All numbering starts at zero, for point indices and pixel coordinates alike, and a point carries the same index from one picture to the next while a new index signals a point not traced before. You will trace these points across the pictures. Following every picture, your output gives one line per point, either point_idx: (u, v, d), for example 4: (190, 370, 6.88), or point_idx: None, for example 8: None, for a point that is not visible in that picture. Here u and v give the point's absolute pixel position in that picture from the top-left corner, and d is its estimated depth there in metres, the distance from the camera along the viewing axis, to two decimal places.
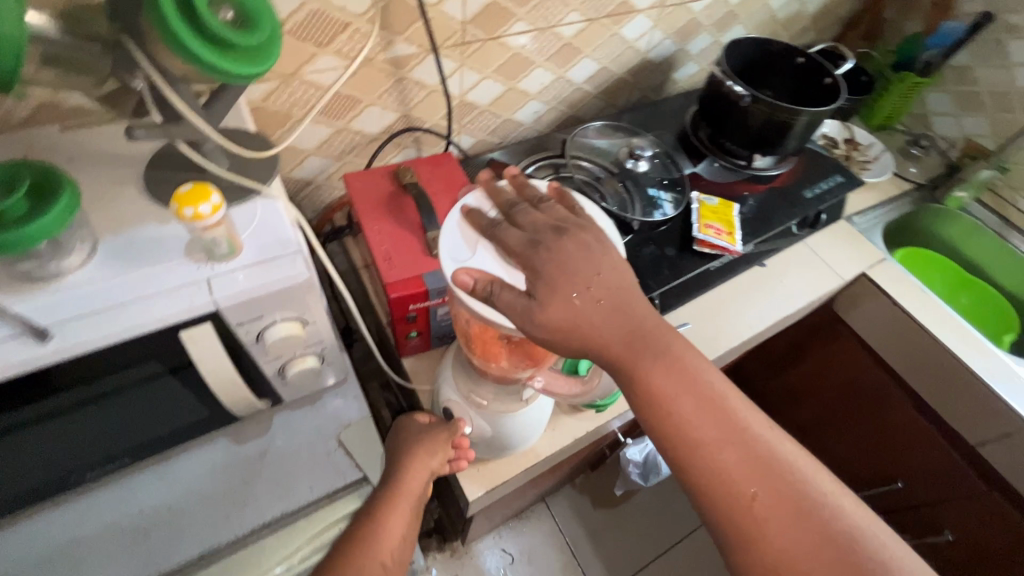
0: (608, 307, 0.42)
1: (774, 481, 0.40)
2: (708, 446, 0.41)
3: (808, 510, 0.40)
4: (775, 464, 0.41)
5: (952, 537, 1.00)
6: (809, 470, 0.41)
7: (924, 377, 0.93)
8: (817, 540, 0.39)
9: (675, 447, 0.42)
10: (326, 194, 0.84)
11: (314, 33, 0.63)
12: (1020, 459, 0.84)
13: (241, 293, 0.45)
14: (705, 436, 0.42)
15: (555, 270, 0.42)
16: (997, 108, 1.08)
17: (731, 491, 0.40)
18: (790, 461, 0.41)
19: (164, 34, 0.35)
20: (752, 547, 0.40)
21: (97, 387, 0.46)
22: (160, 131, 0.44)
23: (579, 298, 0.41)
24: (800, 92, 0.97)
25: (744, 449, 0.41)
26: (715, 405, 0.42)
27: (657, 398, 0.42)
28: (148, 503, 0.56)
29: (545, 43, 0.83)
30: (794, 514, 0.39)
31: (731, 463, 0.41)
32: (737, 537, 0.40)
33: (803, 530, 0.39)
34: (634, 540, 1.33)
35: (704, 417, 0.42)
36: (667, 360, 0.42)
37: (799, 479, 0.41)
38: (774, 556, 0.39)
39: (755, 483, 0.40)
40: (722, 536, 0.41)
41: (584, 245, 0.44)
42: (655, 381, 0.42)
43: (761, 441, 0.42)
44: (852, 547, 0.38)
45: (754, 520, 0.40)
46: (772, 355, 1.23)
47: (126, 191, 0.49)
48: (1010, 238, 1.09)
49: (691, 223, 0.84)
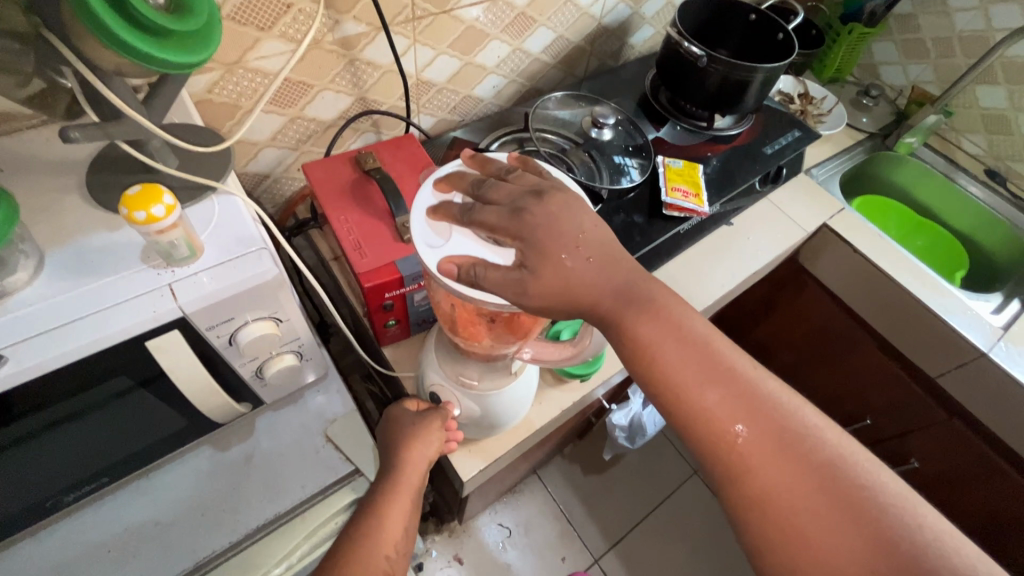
0: (599, 263, 0.43)
1: (758, 418, 0.42)
2: (697, 388, 0.43)
3: (792, 443, 0.41)
4: (759, 401, 0.43)
5: (917, 464, 1.08)
6: (792, 407, 0.43)
7: (886, 319, 0.97)
8: (801, 469, 0.40)
9: (662, 392, 0.44)
10: (286, 187, 0.81)
11: (255, 16, 0.59)
12: (975, 386, 0.89)
13: (207, 296, 0.43)
14: (690, 379, 0.43)
15: (545, 235, 0.41)
16: (940, 55, 1.13)
17: (717, 429, 0.42)
18: (777, 398, 0.43)
19: (92, 26, 0.32)
20: (739, 480, 0.41)
21: (62, 408, 0.44)
22: (98, 131, 0.40)
23: (570, 260, 0.42)
24: (754, 49, 0.97)
25: (733, 388, 0.43)
26: (699, 351, 0.44)
27: (642, 348, 0.43)
28: (133, 520, 0.55)
29: (498, 14, 0.81)
30: (778, 446, 0.41)
31: (716, 403, 0.42)
32: (725, 472, 0.42)
33: (787, 462, 0.41)
34: (625, 501, 1.38)
35: (689, 363, 0.43)
36: (653, 310, 0.44)
37: (782, 415, 0.42)
38: (760, 487, 0.41)
39: (740, 421, 0.42)
40: (710, 472, 0.43)
41: (568, 207, 0.43)
42: (641, 332, 0.43)
43: (749, 379, 0.43)
44: (835, 474, 0.40)
45: (739, 455, 0.41)
46: (743, 311, 1.28)
47: (68, 200, 0.46)
48: (957, 178, 1.15)
49: (659, 187, 0.85)
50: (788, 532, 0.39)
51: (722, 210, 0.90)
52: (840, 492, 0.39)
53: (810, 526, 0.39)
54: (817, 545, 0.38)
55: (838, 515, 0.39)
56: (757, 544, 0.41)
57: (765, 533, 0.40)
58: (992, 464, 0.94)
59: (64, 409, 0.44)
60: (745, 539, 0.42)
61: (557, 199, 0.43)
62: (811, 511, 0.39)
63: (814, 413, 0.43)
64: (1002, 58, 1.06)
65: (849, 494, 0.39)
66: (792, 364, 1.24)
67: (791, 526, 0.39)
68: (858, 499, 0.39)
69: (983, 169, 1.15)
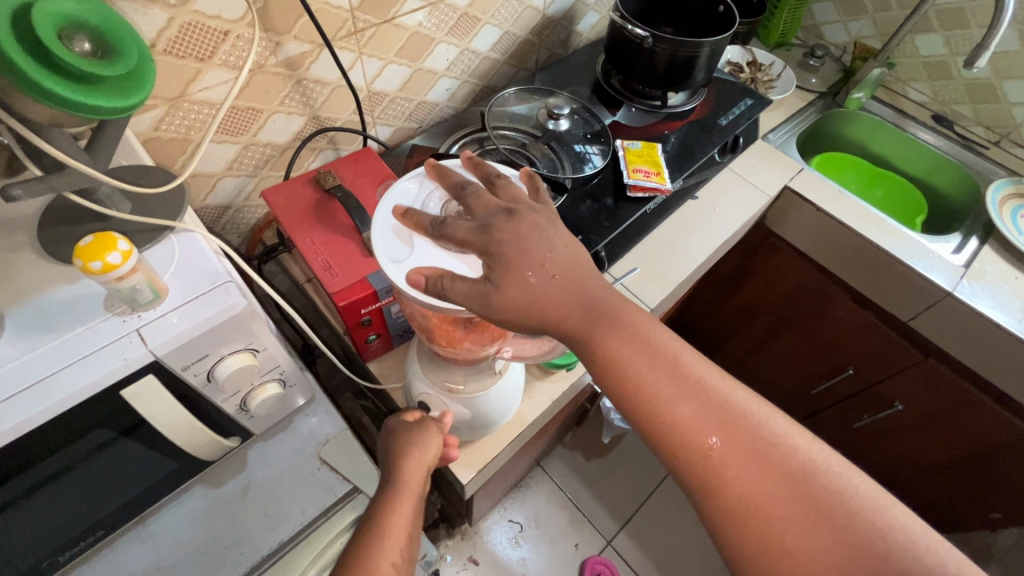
0: (563, 281, 0.42)
1: (732, 428, 0.42)
2: (667, 403, 0.43)
3: (765, 451, 0.42)
4: (732, 413, 0.43)
5: (902, 407, 1.11)
6: (764, 414, 0.44)
7: (856, 270, 1.00)
8: (772, 473, 0.41)
9: (634, 405, 0.44)
10: (250, 215, 0.80)
11: (192, 48, 0.58)
12: (943, 324, 0.92)
13: (177, 337, 0.42)
14: (663, 391, 0.43)
15: (513, 250, 0.41)
16: (876, 9, 1.16)
17: (693, 441, 0.42)
18: (745, 407, 0.44)
19: (19, 83, 0.32)
20: (715, 490, 0.42)
21: (43, 469, 0.43)
22: (42, 184, 0.39)
23: (535, 277, 0.41)
24: (696, 24, 0.99)
25: (702, 399, 0.43)
26: (670, 365, 0.44)
27: (614, 362, 0.43)
28: (133, 570, 0.54)
29: (441, 18, 0.81)
30: (752, 457, 0.42)
31: (689, 415, 0.43)
32: (701, 484, 0.42)
33: (762, 471, 0.41)
34: (630, 480, 1.40)
35: (659, 374, 0.43)
36: (620, 328, 0.43)
37: (755, 424, 0.43)
38: (736, 497, 0.41)
39: (714, 433, 0.42)
40: (686, 485, 0.43)
41: (538, 227, 0.42)
42: (611, 348, 0.43)
43: (717, 389, 0.44)
44: (808, 480, 0.41)
45: (716, 467, 0.42)
46: (719, 280, 1.30)
47: (21, 257, 0.45)
48: (908, 127, 1.19)
49: (621, 170, 0.86)
50: (766, 540, 0.40)
51: (685, 185, 0.91)
52: (815, 498, 0.41)
53: (786, 533, 0.40)
54: (795, 551, 0.40)
55: (812, 522, 0.40)
56: (737, 553, 0.42)
57: (744, 542, 0.41)
58: (971, 397, 0.98)
59: (45, 469, 0.44)
60: (724, 547, 0.43)
61: (522, 211, 0.43)
62: (782, 514, 0.40)
63: (786, 419, 0.44)
64: (933, 6, 1.09)
65: (822, 500, 0.41)
66: (774, 326, 1.27)
67: (768, 533, 0.40)
68: (831, 498, 0.41)
69: (929, 115, 1.18)
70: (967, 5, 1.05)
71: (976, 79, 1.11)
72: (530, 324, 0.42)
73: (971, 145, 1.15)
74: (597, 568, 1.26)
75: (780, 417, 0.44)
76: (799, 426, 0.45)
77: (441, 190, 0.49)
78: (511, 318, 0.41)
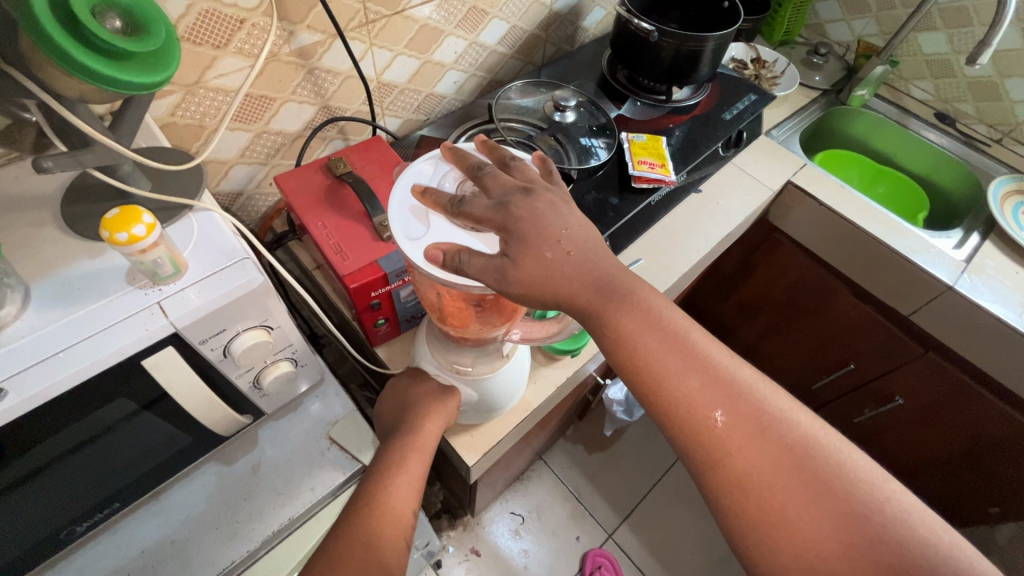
0: (578, 258, 0.43)
1: (735, 403, 0.44)
2: (674, 378, 0.44)
3: (768, 426, 0.43)
4: (736, 390, 0.44)
5: (902, 401, 1.12)
6: (767, 391, 0.45)
7: (859, 265, 1.01)
8: (775, 448, 0.43)
9: (643, 381, 0.45)
10: (261, 202, 0.81)
11: (209, 35, 0.60)
12: (945, 319, 0.93)
13: (197, 310, 0.44)
14: (669, 366, 0.44)
15: (529, 227, 0.42)
16: (879, 7, 1.17)
17: (698, 416, 0.43)
18: (748, 383, 0.45)
19: (51, 54, 0.33)
20: (719, 463, 0.43)
21: (67, 438, 0.45)
22: (69, 159, 0.41)
23: (551, 254, 0.42)
24: (702, 20, 1.00)
25: (707, 375, 0.44)
26: (678, 342, 0.45)
27: (624, 339, 0.44)
28: (148, 541, 0.55)
29: (450, 10, 0.82)
30: (755, 431, 0.43)
31: (696, 389, 0.44)
32: (706, 458, 0.43)
33: (765, 446, 0.43)
34: (631, 474, 1.41)
35: (667, 350, 0.45)
36: (631, 305, 0.45)
37: (759, 400, 0.44)
38: (739, 470, 0.42)
39: (719, 408, 0.44)
40: (690, 460, 0.44)
41: (554, 206, 0.44)
42: (623, 324, 0.44)
43: (722, 366, 0.45)
44: (809, 454, 0.43)
45: (720, 441, 0.43)
46: (722, 275, 1.31)
47: (46, 233, 0.46)
48: (910, 124, 1.20)
49: (626, 162, 0.87)
50: (767, 512, 0.42)
51: (689, 178, 0.93)
52: (815, 472, 0.42)
53: (786, 505, 0.41)
54: (794, 522, 0.41)
55: (811, 494, 0.41)
56: (739, 526, 0.43)
57: (747, 514, 0.42)
58: (971, 392, 0.98)
59: (69, 439, 0.45)
60: (727, 522, 0.44)
61: (536, 193, 0.44)
62: (783, 487, 0.42)
63: (788, 398, 0.46)
64: (936, 4, 1.10)
65: (821, 474, 0.42)
66: (776, 321, 1.28)
67: (770, 506, 0.42)
68: (830, 473, 0.42)
69: (931, 113, 1.19)
70: (971, 4, 1.06)
71: (979, 77, 1.12)
72: (544, 299, 0.43)
73: (973, 143, 1.16)
74: (598, 560, 1.26)
75: (783, 395, 0.46)
76: (800, 405, 0.46)
77: (455, 171, 0.50)
78: (527, 292, 0.42)
